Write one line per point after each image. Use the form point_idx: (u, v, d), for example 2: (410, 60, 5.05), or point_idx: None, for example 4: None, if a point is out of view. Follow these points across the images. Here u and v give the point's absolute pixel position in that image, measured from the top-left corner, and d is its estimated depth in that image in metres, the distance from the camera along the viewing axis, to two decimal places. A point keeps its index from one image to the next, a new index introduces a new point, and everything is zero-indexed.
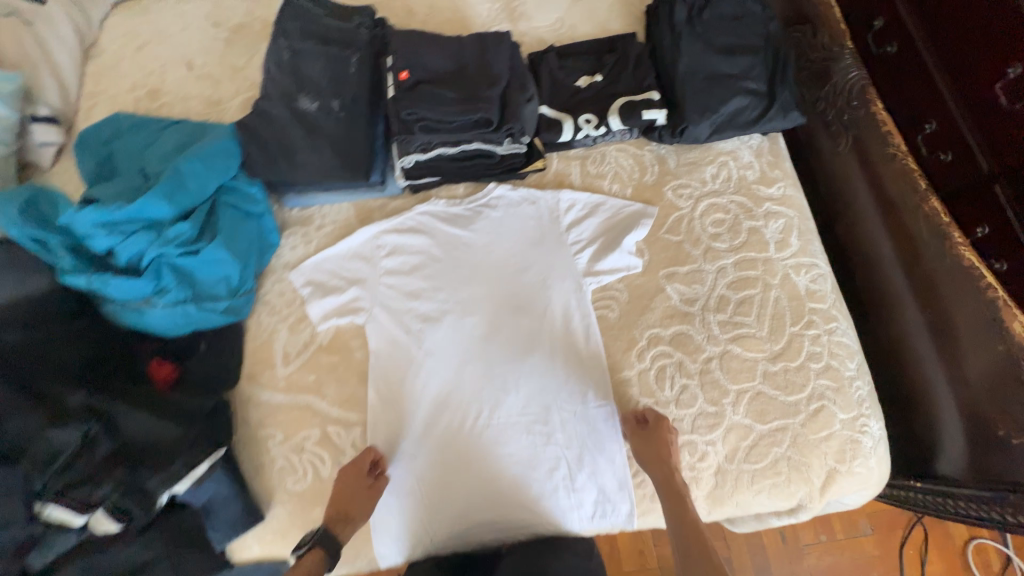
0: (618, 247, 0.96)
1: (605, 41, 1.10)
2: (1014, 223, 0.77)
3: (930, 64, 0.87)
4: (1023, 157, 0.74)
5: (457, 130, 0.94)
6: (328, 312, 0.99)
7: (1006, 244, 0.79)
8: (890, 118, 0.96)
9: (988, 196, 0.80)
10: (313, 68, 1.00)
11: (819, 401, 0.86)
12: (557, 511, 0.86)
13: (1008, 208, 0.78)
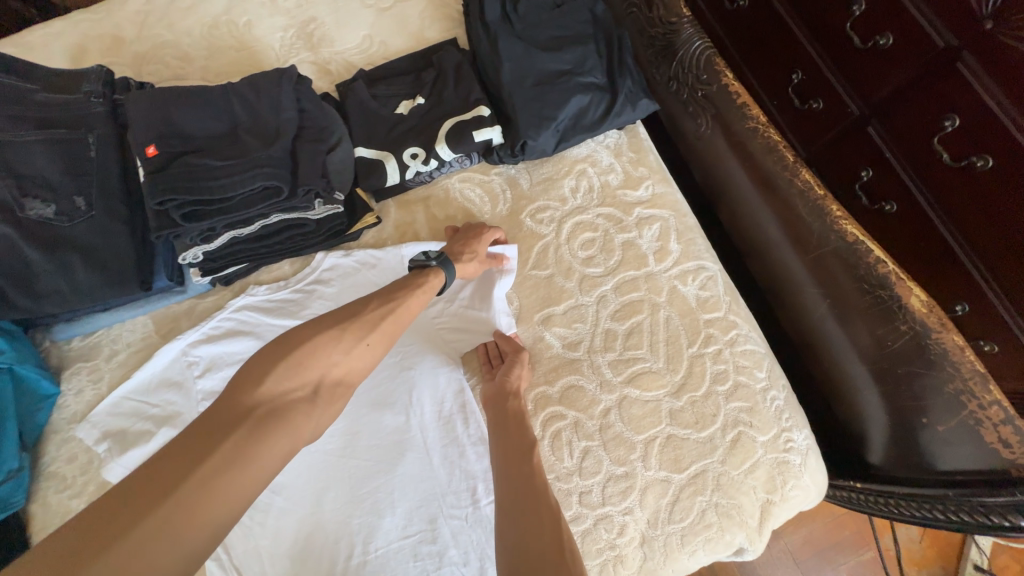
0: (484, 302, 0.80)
1: (420, 55, 0.93)
2: (893, 160, 0.77)
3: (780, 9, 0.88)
4: (890, 89, 0.75)
5: (241, 207, 0.73)
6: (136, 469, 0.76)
7: (887, 184, 0.79)
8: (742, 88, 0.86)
9: (864, 137, 0.81)
10: (34, 163, 0.76)
11: (734, 429, 0.74)
12: None
13: (884, 145, 0.78)
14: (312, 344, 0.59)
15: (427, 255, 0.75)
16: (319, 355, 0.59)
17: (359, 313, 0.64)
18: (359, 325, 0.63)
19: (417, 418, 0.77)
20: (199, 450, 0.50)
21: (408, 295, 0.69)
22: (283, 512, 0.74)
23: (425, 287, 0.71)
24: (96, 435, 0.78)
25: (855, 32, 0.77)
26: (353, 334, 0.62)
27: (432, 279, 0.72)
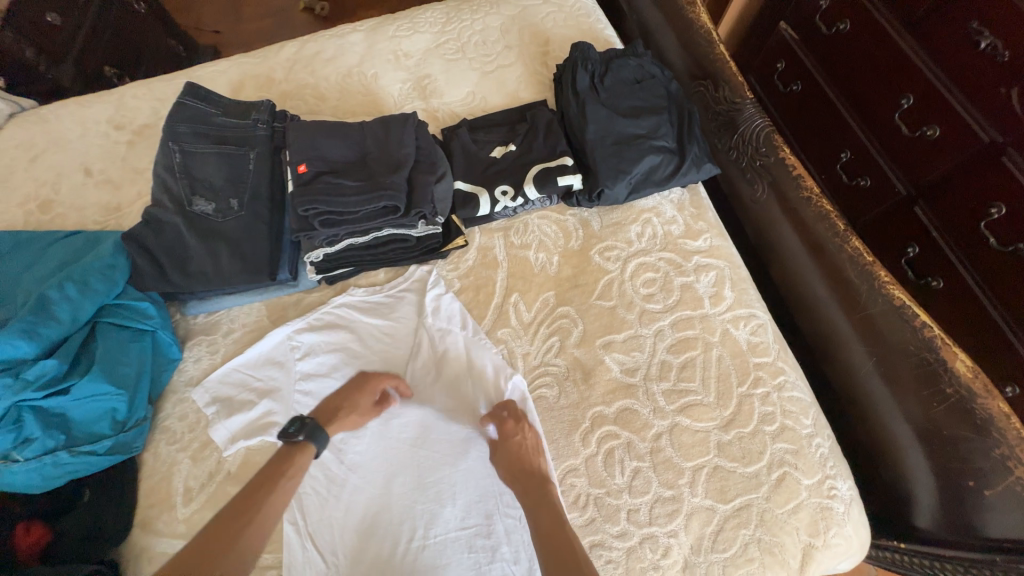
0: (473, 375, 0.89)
1: (514, 111, 1.10)
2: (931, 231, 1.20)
3: (842, 104, 1.36)
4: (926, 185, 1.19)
5: (364, 220, 0.88)
6: (236, 432, 0.87)
7: (930, 249, 1.20)
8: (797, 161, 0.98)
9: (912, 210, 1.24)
10: (207, 169, 0.94)
11: (780, 469, 0.79)
12: None
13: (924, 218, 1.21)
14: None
15: (289, 428, 0.76)
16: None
17: (215, 530, 0.64)
18: (220, 537, 0.63)
19: (482, 424, 0.85)
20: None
21: (276, 480, 0.71)
22: (357, 489, 0.82)
23: (285, 477, 0.72)
24: (207, 399, 0.90)
25: (905, 122, 1.19)
26: (212, 556, 0.61)
27: (297, 457, 0.75)
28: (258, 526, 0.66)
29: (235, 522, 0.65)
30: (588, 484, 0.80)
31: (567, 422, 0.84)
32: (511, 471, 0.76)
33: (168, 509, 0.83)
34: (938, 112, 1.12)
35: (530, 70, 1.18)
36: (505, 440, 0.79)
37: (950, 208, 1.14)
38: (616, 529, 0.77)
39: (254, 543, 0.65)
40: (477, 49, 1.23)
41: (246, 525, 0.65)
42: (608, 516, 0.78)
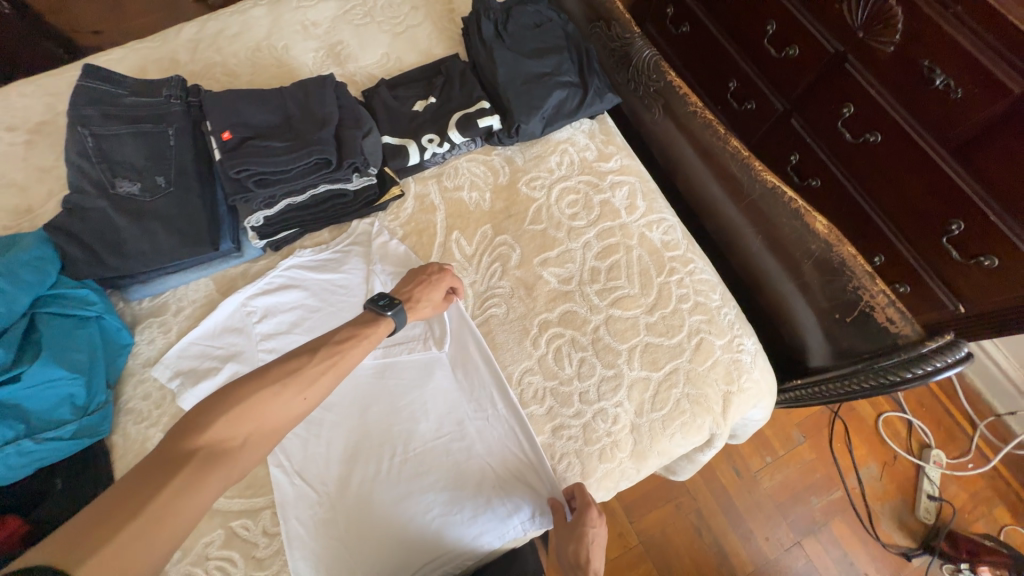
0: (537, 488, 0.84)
1: (430, 67, 1.16)
2: (805, 138, 1.41)
3: (723, 40, 1.53)
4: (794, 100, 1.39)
5: (298, 177, 0.92)
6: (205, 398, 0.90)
7: (807, 154, 1.41)
8: (683, 83, 1.12)
9: (789, 123, 1.44)
10: (125, 150, 0.93)
11: (697, 336, 0.94)
12: (491, 527, 0.82)
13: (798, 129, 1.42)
14: (257, 394, 0.66)
15: (380, 302, 0.82)
16: (261, 406, 0.66)
17: (308, 361, 0.72)
18: (304, 376, 0.70)
19: (448, 361, 0.94)
20: (153, 481, 0.56)
21: (354, 343, 0.77)
22: (332, 427, 0.89)
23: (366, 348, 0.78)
24: (170, 373, 0.92)
25: (773, 47, 1.38)
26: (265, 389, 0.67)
27: (381, 327, 0.80)
28: (341, 373, 0.74)
29: (323, 363, 0.72)
30: (543, 379, 0.91)
31: (518, 332, 0.95)
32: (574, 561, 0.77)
33: None
34: (796, 33, 1.30)
35: (439, 28, 1.24)
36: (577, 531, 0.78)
37: (817, 115, 1.35)
38: (571, 410, 0.89)
39: (330, 389, 0.73)
40: (384, 13, 1.26)
41: (333, 367, 0.73)
42: (564, 401, 0.90)
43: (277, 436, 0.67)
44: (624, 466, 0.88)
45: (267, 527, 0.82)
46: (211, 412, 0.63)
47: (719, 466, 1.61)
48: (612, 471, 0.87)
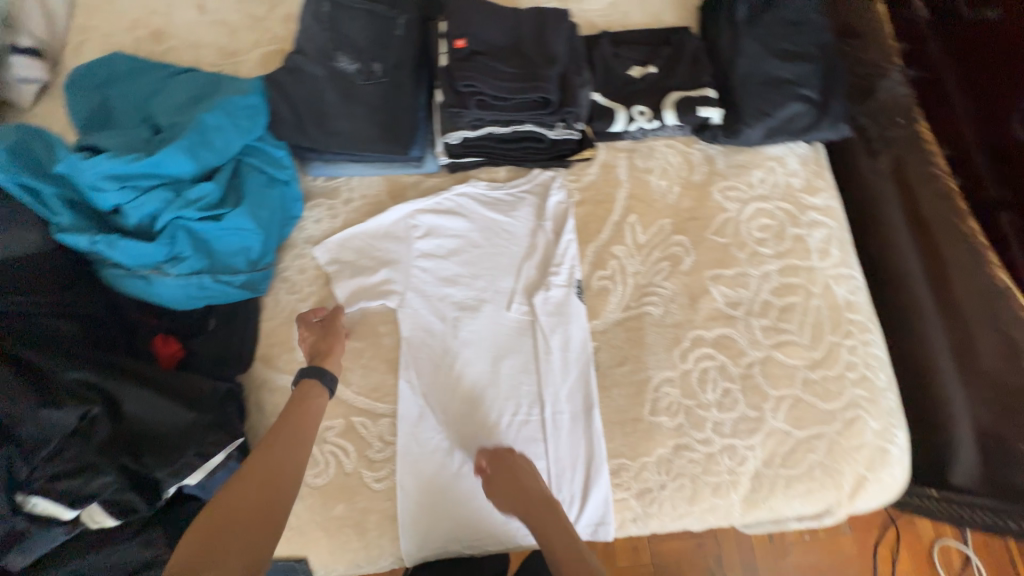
0: (584, 501, 0.82)
1: (658, 32, 1.07)
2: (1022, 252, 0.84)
3: (953, 80, 0.96)
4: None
5: (512, 109, 0.88)
6: (356, 293, 0.92)
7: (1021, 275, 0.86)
8: (933, 138, 0.98)
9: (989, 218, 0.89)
10: (353, 26, 0.92)
11: (853, 410, 0.87)
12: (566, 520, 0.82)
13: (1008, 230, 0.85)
14: (214, 505, 0.66)
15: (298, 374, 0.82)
16: (218, 512, 0.65)
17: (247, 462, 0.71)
18: (249, 471, 0.69)
19: (587, 344, 0.89)
20: None
21: (282, 423, 0.76)
22: (464, 364, 0.87)
23: (308, 409, 0.78)
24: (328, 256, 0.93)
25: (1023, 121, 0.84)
26: (219, 503, 0.66)
27: (293, 410, 0.78)
28: (281, 453, 0.72)
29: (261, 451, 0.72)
30: (680, 395, 0.87)
31: (669, 338, 0.90)
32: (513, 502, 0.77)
33: (288, 350, 0.88)
34: None
35: None
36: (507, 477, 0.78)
37: None
38: (700, 436, 0.85)
39: (281, 473, 0.70)
40: None
41: (271, 450, 0.72)
42: (695, 424, 0.86)
43: (251, 532, 0.64)
44: (731, 508, 0.84)
45: (384, 435, 0.85)
46: (183, 551, 0.61)
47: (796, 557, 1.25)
48: (718, 507, 0.84)
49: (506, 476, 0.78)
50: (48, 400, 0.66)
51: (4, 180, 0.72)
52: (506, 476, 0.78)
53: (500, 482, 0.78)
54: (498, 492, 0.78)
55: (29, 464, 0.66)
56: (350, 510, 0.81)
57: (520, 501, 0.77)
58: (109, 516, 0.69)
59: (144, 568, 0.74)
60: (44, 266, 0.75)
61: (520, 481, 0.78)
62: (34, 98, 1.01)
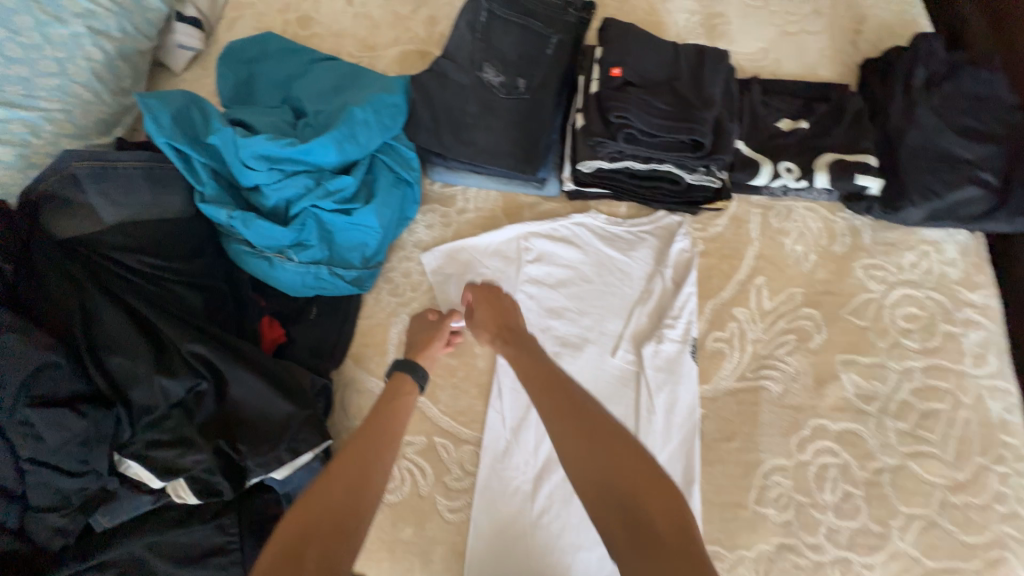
0: None
1: (813, 85, 0.99)
2: None
3: None
4: None
5: (658, 148, 0.83)
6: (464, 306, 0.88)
7: None
8: None
9: None
10: (506, 39, 0.90)
11: (999, 550, 0.75)
12: None
13: None
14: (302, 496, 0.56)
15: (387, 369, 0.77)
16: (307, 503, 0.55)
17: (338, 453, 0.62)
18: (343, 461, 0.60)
19: (694, 411, 0.81)
20: None
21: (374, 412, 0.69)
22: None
23: (398, 404, 0.70)
24: (436, 263, 0.90)
25: None
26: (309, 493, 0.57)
27: (389, 402, 0.70)
28: (375, 442, 0.64)
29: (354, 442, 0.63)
30: (793, 488, 0.78)
31: (787, 422, 0.81)
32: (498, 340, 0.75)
33: (381, 354, 0.85)
34: None
35: (836, 46, 1.05)
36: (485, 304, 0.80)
37: None
38: (811, 540, 0.76)
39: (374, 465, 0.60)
40: (781, 3, 1.09)
41: (365, 439, 0.63)
42: (806, 525, 0.76)
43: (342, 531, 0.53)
44: None
45: (465, 463, 0.80)
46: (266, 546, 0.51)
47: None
48: None
49: (495, 305, 0.80)
50: (164, 367, 0.67)
51: (160, 142, 0.71)
52: (504, 325, 0.77)
53: (486, 314, 0.80)
54: (496, 340, 0.76)
55: (133, 427, 0.65)
56: (418, 535, 0.77)
57: (513, 338, 0.74)
58: (192, 494, 0.67)
59: (209, 555, 0.69)
60: (180, 233, 0.75)
61: (506, 312, 0.79)
62: (186, 64, 1.05)
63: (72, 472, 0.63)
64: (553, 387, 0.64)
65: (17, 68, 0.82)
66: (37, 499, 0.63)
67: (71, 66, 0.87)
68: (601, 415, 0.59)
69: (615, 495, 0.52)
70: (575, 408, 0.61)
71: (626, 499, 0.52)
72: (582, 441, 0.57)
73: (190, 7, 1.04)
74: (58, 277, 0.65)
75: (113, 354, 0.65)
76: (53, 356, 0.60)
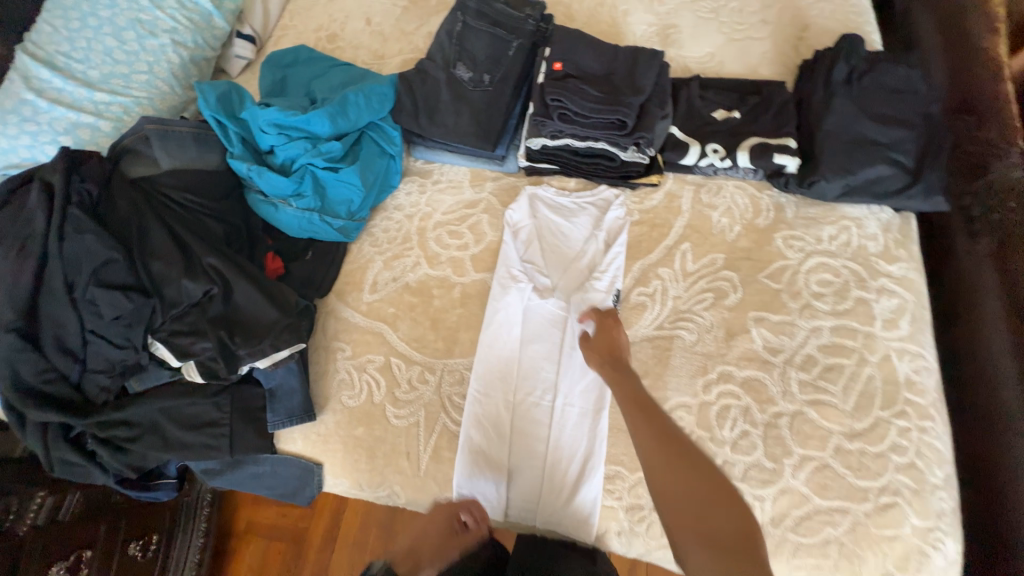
0: (575, 495, 0.85)
1: (751, 83, 1.11)
2: None
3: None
4: None
5: (590, 127, 1.00)
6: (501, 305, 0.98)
7: None
8: None
9: None
10: (477, 43, 1.12)
11: (891, 496, 0.78)
12: (552, 504, 0.86)
13: None
14: None
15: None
16: None
17: None
18: None
19: None
20: None
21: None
22: (521, 339, 0.96)
23: None
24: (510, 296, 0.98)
25: None
26: None
27: None
28: None
29: None
30: (695, 423, 0.86)
31: (696, 366, 0.90)
32: (603, 356, 0.82)
33: (358, 290, 1.04)
34: None
35: (778, 51, 1.17)
36: (604, 330, 0.85)
37: None
38: None
39: None
40: (731, 16, 1.23)
41: None
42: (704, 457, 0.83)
43: None
44: None
45: (412, 380, 0.95)
46: None
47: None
48: None
49: (602, 344, 0.83)
50: (188, 273, 0.88)
51: (208, 115, 0.97)
52: (611, 355, 0.82)
53: (598, 343, 0.84)
54: (607, 367, 0.81)
55: (163, 317, 0.87)
56: (367, 434, 0.92)
57: (620, 369, 0.79)
58: (198, 374, 0.87)
59: (207, 425, 0.89)
60: (213, 181, 0.99)
61: (619, 345, 0.83)
62: (240, 69, 1.36)
63: (117, 345, 0.85)
64: (662, 436, 0.69)
65: (120, 67, 1.13)
66: (93, 363, 0.86)
67: (156, 66, 1.16)
68: (687, 441, 0.69)
69: (699, 519, 0.62)
70: (677, 445, 0.68)
71: (706, 523, 0.62)
72: (675, 463, 0.66)
73: (247, 27, 1.35)
74: (126, 204, 0.89)
75: (155, 260, 0.87)
76: (113, 254, 0.84)
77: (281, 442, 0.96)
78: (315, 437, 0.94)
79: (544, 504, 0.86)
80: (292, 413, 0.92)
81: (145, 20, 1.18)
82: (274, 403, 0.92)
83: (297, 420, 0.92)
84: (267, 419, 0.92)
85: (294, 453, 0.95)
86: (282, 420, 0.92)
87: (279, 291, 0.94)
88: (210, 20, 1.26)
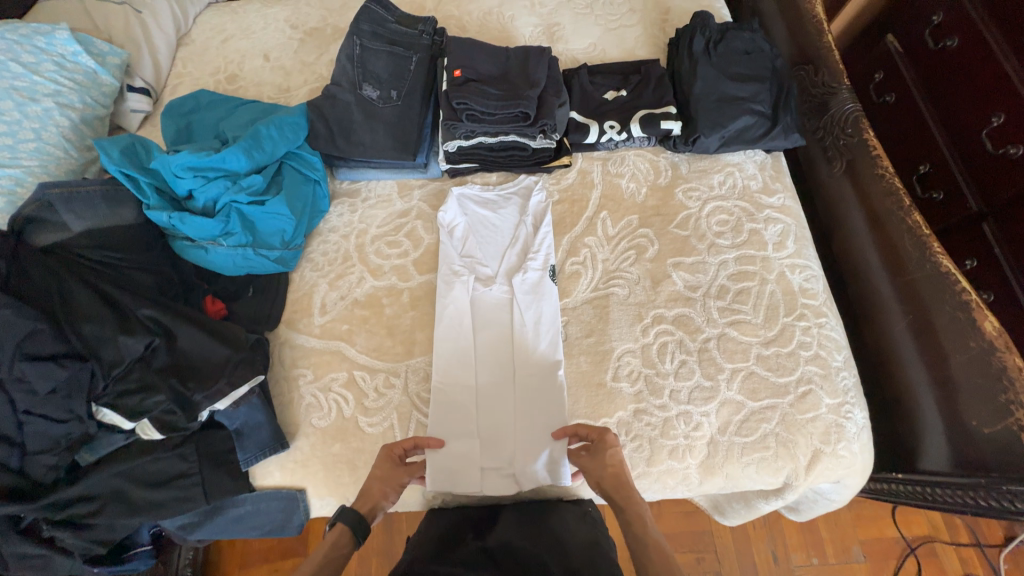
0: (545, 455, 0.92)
1: (630, 64, 1.25)
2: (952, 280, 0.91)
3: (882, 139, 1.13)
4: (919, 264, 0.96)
5: (498, 122, 1.09)
6: (445, 298, 1.04)
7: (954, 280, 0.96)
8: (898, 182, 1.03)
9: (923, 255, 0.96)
10: (379, 64, 1.18)
11: (806, 385, 0.93)
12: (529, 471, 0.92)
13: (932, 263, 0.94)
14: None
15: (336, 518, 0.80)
16: None
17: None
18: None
19: (555, 318, 1.02)
20: None
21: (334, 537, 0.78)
22: (473, 327, 1.03)
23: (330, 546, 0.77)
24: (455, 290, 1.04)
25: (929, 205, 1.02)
26: None
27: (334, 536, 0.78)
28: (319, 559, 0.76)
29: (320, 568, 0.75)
30: (641, 364, 0.96)
31: (632, 315, 1.01)
32: (611, 484, 0.82)
33: (308, 315, 1.06)
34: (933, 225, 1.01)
35: (649, 33, 1.33)
36: (601, 450, 0.85)
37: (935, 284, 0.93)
38: (658, 401, 0.93)
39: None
40: (604, 9, 1.38)
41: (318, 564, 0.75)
42: (654, 391, 0.94)
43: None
44: (688, 471, 0.90)
45: (379, 387, 0.98)
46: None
47: (757, 544, 1.35)
48: (675, 470, 0.90)
49: (610, 467, 0.83)
50: (124, 329, 0.86)
51: (113, 170, 0.95)
52: (614, 472, 0.83)
53: (593, 461, 0.85)
54: (616, 494, 0.81)
55: (105, 379, 0.84)
56: (344, 448, 0.94)
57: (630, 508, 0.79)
58: (155, 430, 0.85)
59: (174, 479, 0.87)
60: (134, 234, 0.98)
61: (619, 467, 0.83)
62: (138, 123, 1.33)
63: (58, 419, 0.80)
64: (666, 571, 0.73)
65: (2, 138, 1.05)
66: (33, 445, 0.80)
67: (45, 132, 1.10)
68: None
69: None
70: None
71: None
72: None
73: (138, 80, 1.33)
74: (42, 270, 0.85)
75: (85, 322, 0.84)
76: (36, 323, 0.80)
77: (258, 479, 0.95)
78: (292, 465, 0.95)
79: (521, 472, 0.92)
80: (264, 446, 0.92)
81: (23, 87, 1.10)
82: (242, 441, 0.92)
83: (270, 451, 0.92)
84: (238, 458, 0.92)
85: (274, 486, 0.96)
86: (254, 455, 0.92)
87: (227, 329, 0.94)
88: (95, 77, 1.22)
